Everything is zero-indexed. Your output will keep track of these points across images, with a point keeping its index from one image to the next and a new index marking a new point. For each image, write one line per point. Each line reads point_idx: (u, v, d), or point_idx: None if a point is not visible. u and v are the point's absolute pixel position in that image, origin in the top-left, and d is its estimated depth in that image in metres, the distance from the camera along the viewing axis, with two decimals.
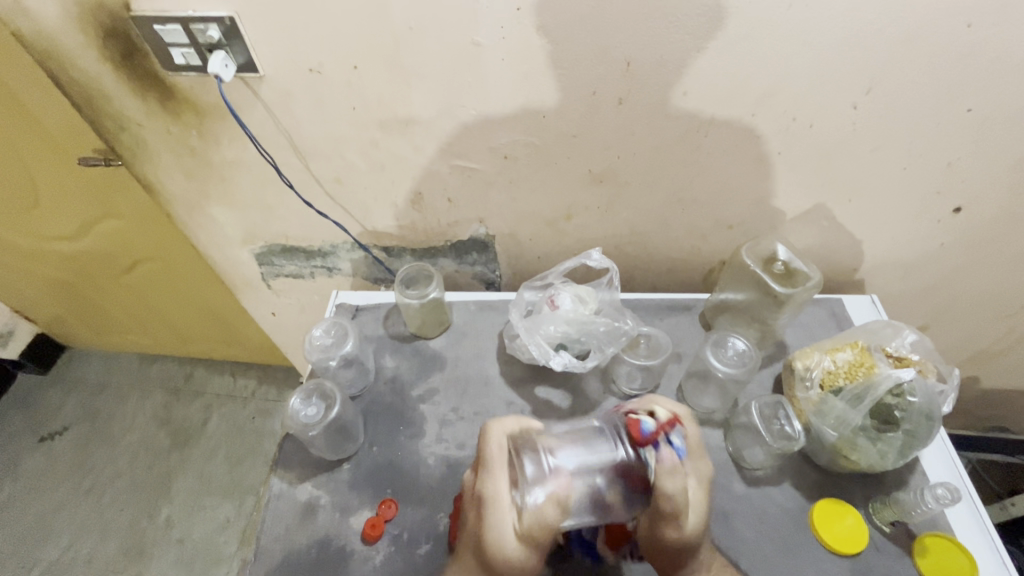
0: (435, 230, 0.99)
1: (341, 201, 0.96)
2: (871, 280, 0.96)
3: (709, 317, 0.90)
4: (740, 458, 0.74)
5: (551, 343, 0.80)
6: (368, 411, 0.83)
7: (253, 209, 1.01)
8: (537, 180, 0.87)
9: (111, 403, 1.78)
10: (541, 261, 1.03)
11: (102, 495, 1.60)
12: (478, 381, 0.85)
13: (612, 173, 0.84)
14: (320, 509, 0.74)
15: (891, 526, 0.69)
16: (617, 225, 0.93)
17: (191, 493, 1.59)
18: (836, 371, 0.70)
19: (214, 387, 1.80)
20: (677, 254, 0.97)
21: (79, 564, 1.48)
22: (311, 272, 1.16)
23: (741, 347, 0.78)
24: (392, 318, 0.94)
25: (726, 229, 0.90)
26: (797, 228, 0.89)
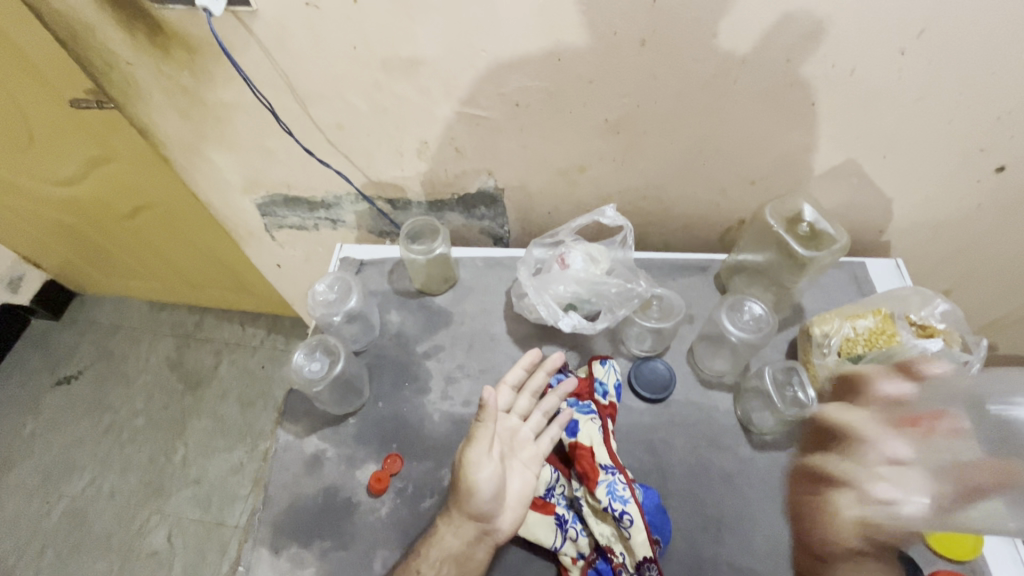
0: (442, 181, 0.95)
1: (345, 149, 0.91)
2: (897, 241, 0.92)
3: (724, 280, 0.86)
4: (748, 423, 0.74)
5: (560, 304, 0.77)
6: (374, 366, 0.82)
7: (252, 155, 0.96)
8: (551, 129, 0.82)
9: (123, 348, 1.81)
10: (552, 216, 0.99)
11: (120, 435, 1.65)
12: (484, 338, 0.84)
13: (631, 123, 0.78)
14: (326, 461, 0.75)
15: None
16: (633, 179, 0.88)
17: (205, 436, 1.64)
18: (856, 338, 0.68)
19: (223, 334, 1.81)
20: (694, 211, 0.93)
21: (101, 498, 1.55)
22: (315, 223, 1.13)
23: (758, 312, 0.75)
24: (397, 272, 0.91)
25: (748, 184, 0.86)
26: (823, 186, 0.84)
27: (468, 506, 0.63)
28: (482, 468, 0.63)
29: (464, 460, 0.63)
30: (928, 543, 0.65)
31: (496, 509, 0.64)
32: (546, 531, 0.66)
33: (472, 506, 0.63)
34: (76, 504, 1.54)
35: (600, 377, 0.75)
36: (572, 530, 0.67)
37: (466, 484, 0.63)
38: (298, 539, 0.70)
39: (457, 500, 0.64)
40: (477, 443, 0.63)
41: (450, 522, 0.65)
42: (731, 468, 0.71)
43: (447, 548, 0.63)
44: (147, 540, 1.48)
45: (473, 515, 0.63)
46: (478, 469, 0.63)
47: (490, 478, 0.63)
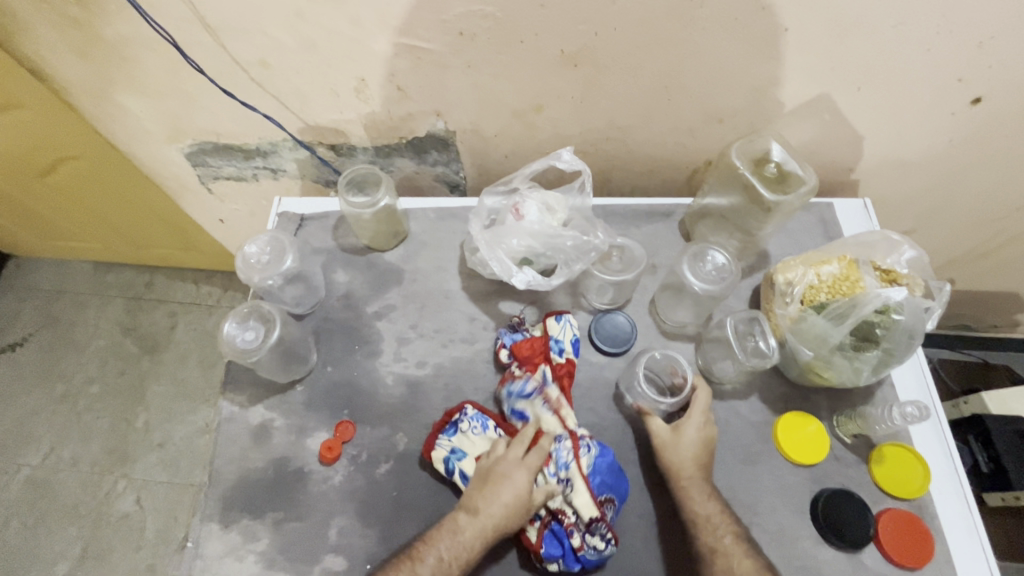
0: (386, 124, 0.87)
1: (273, 90, 0.81)
2: (866, 180, 0.89)
3: (688, 225, 0.82)
4: (708, 372, 0.73)
5: (514, 258, 0.71)
6: (320, 330, 0.77)
7: (170, 98, 0.86)
8: (501, 63, 0.73)
9: (69, 312, 1.71)
10: (509, 161, 0.92)
11: (75, 402, 1.59)
12: (438, 295, 0.80)
13: (588, 55, 0.71)
14: (274, 431, 0.71)
15: (852, 437, 0.69)
16: (595, 118, 0.82)
17: (166, 399, 1.59)
18: (819, 286, 0.65)
19: (177, 294, 1.72)
20: (660, 152, 0.87)
21: (64, 465, 1.51)
22: (253, 173, 1.03)
23: (721, 261, 0.72)
24: (342, 228, 0.84)
25: (715, 123, 0.80)
26: (794, 122, 0.79)
27: (496, 514, 0.60)
28: (510, 479, 0.62)
29: (493, 473, 0.63)
30: (877, 480, 0.67)
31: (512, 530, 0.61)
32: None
33: (497, 516, 0.60)
34: (37, 473, 1.50)
35: (556, 335, 0.71)
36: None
37: (494, 491, 0.61)
38: (249, 512, 0.67)
39: (485, 506, 0.60)
40: (510, 457, 0.63)
41: (472, 531, 0.59)
42: None
43: (459, 560, 0.58)
44: (116, 505, 1.46)
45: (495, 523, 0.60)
46: (509, 480, 0.62)
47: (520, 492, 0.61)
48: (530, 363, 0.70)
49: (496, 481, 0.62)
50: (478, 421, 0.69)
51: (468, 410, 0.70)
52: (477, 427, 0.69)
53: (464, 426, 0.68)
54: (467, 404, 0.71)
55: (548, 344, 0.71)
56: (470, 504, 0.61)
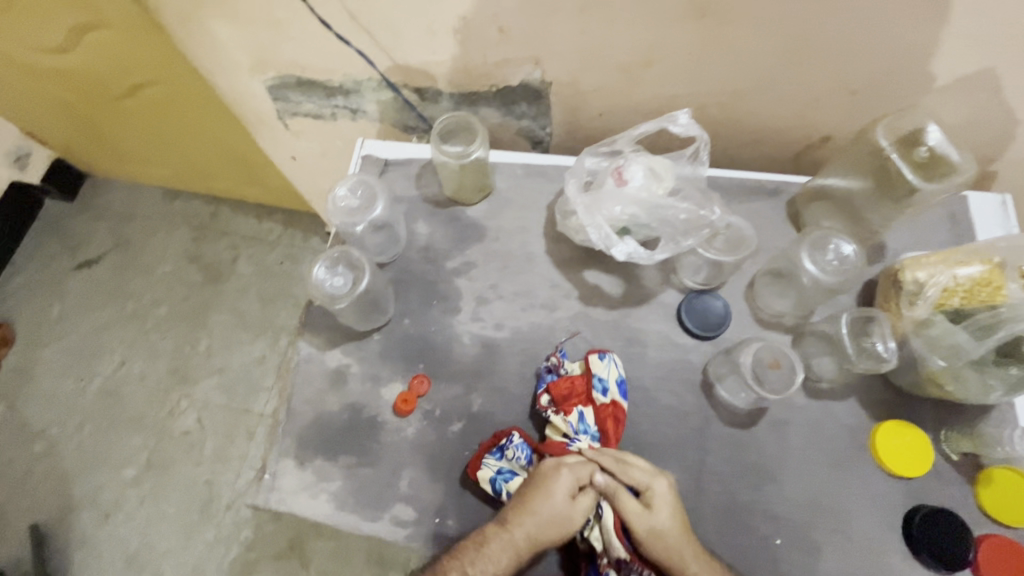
0: (479, 70, 0.81)
1: (366, 24, 0.77)
2: (1004, 174, 0.79)
3: (798, 207, 0.75)
4: (807, 367, 0.68)
5: (613, 226, 0.66)
6: (399, 281, 0.76)
7: (260, 25, 0.82)
8: (618, 9, 0.66)
9: (140, 235, 1.77)
10: (602, 119, 0.86)
11: (144, 322, 1.67)
12: (520, 257, 0.76)
13: (720, 5, 0.63)
14: (350, 377, 0.71)
15: (960, 455, 0.64)
16: (708, 79, 0.74)
17: (227, 328, 1.65)
18: (954, 290, 0.58)
19: (239, 227, 1.75)
20: (772, 122, 0.79)
21: (133, 380, 1.60)
22: (332, 112, 1.01)
23: (847, 251, 0.66)
24: (425, 177, 0.81)
25: (846, 94, 0.72)
26: (940, 99, 0.70)
27: (531, 527, 0.59)
28: (546, 495, 0.60)
29: (534, 486, 0.61)
30: (981, 502, 0.62)
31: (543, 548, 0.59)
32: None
33: (529, 530, 0.59)
34: (109, 384, 1.60)
35: (600, 374, 0.66)
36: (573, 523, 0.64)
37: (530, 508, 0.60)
38: (323, 453, 0.68)
39: (519, 520, 0.59)
40: (552, 472, 0.61)
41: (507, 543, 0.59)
42: (780, 414, 0.67)
43: (486, 570, 0.58)
44: (179, 422, 1.55)
45: (530, 538, 0.59)
46: (549, 495, 0.60)
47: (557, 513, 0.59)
48: (567, 403, 0.65)
49: (534, 497, 0.60)
50: (523, 451, 0.66)
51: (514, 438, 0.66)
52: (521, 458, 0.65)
53: (510, 453, 0.65)
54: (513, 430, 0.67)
55: (594, 385, 0.66)
56: (505, 513, 0.60)
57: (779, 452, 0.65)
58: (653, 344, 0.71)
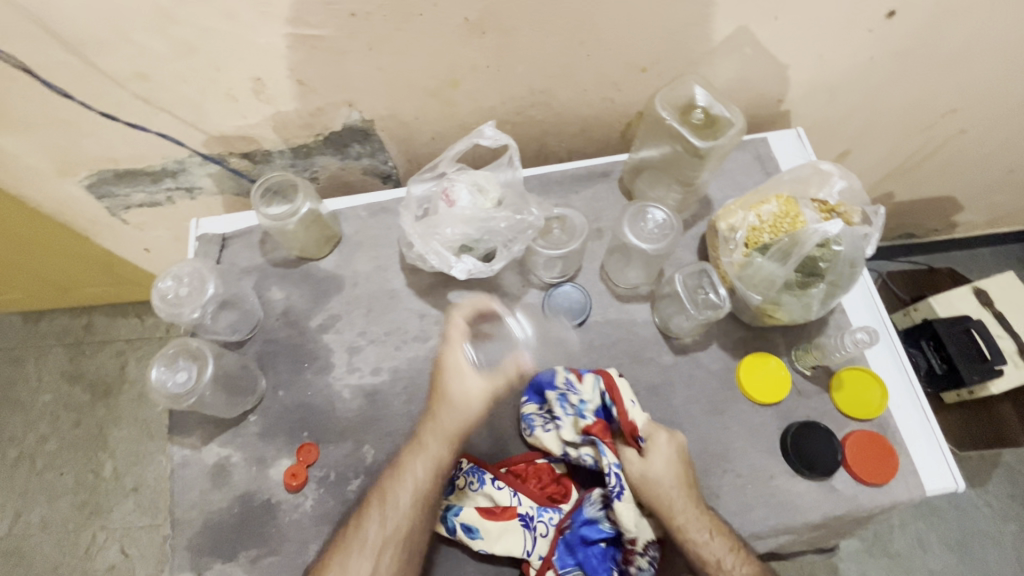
0: (298, 123, 0.80)
1: (162, 104, 0.74)
2: (797, 110, 0.88)
3: (628, 183, 0.80)
4: (667, 329, 0.72)
5: (451, 248, 0.67)
6: (264, 354, 0.73)
7: (48, 128, 0.77)
8: (404, 41, 0.68)
9: (6, 370, 1.60)
10: (437, 142, 0.88)
11: (34, 463, 1.51)
12: (383, 296, 0.76)
13: (494, 19, 0.66)
14: (233, 467, 0.68)
15: (812, 369, 0.70)
16: (515, 85, 0.78)
17: (132, 441, 1.52)
18: (761, 227, 0.64)
19: (121, 332, 1.62)
20: (588, 110, 0.84)
21: (35, 530, 1.44)
22: (167, 196, 0.96)
23: (661, 217, 0.70)
24: (269, 242, 0.78)
25: (639, 72, 0.77)
26: (719, 61, 0.77)
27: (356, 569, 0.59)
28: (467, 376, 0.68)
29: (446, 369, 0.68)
30: (838, 405, 0.68)
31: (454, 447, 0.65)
32: (514, 539, 0.61)
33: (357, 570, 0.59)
34: (9, 542, 1.43)
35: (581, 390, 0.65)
36: (540, 521, 0.62)
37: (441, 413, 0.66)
38: (220, 555, 0.64)
39: (428, 432, 0.65)
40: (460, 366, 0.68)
41: (412, 464, 0.63)
42: (656, 378, 0.70)
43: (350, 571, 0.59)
44: (100, 558, 1.41)
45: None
46: (457, 377, 0.67)
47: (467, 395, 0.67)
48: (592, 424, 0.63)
49: (438, 401, 0.67)
50: (474, 475, 0.65)
51: (464, 464, 0.66)
52: (474, 482, 0.65)
53: (461, 481, 0.66)
54: (461, 457, 0.67)
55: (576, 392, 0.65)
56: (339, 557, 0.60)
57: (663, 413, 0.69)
58: (528, 346, 0.73)
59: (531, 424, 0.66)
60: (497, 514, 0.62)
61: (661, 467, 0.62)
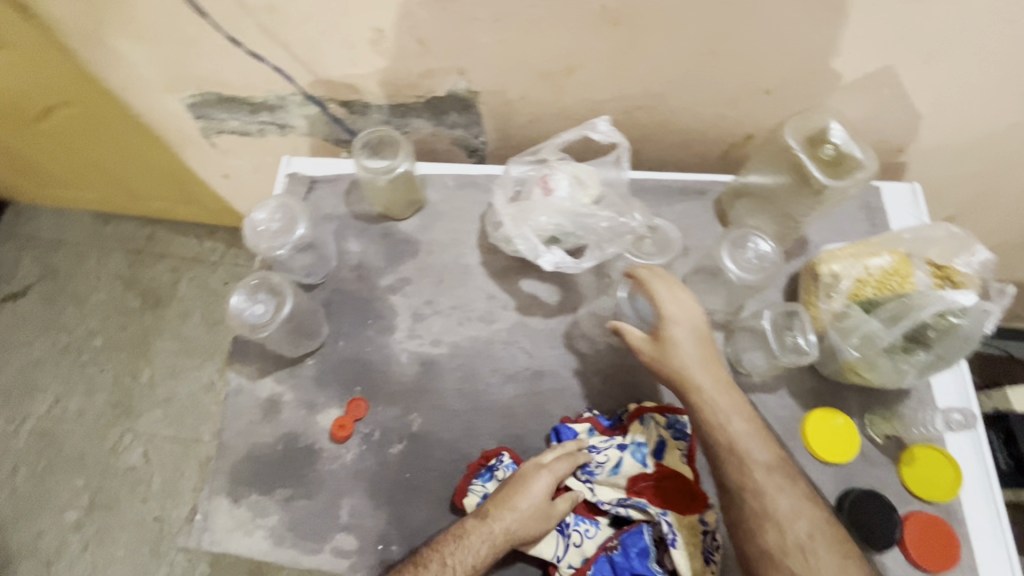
0: (404, 82, 0.80)
1: (281, 39, 0.74)
2: (916, 164, 0.83)
3: (725, 205, 0.77)
4: (737, 363, 0.70)
5: (541, 237, 0.66)
6: (332, 301, 0.73)
7: (168, 42, 0.78)
8: (533, 18, 0.66)
9: (70, 262, 1.68)
10: (534, 127, 0.86)
11: (80, 354, 1.58)
12: (456, 270, 0.75)
13: (631, 12, 0.64)
14: (283, 406, 0.69)
15: (885, 438, 0.67)
16: (631, 84, 0.75)
17: (171, 354, 1.58)
18: (867, 280, 0.60)
19: (179, 249, 1.67)
20: (698, 124, 0.81)
21: (69, 417, 1.52)
22: (259, 129, 0.97)
23: (765, 249, 0.67)
24: (355, 194, 0.79)
25: (762, 94, 0.74)
26: (851, 98, 0.72)
27: None
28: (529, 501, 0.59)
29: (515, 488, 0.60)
30: (906, 482, 0.64)
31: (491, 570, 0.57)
32: (547, 541, 0.59)
33: None
34: (45, 423, 1.52)
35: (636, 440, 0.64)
36: (575, 532, 0.61)
37: (483, 532, 0.57)
38: (257, 487, 0.65)
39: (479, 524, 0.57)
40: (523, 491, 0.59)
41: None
42: None
43: None
44: (123, 458, 1.48)
45: None
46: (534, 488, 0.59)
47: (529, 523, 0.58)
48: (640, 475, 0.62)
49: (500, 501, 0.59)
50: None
51: (505, 458, 0.65)
52: None
53: (500, 473, 0.64)
54: (503, 450, 0.66)
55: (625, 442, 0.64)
56: None
57: None
58: (591, 350, 0.71)
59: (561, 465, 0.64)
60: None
61: (674, 330, 0.61)
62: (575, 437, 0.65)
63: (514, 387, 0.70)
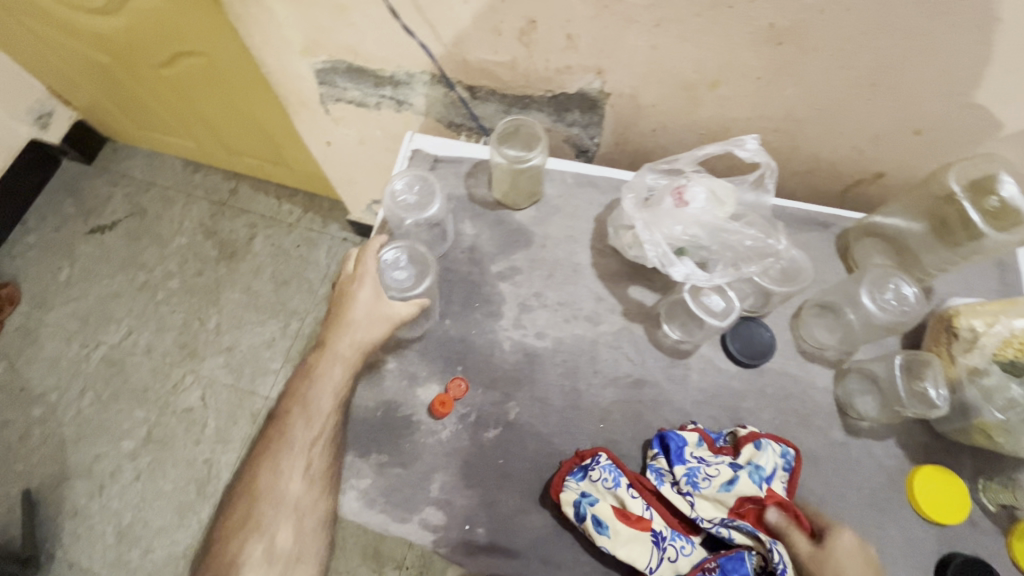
0: (538, 74, 0.80)
1: (432, 18, 0.76)
2: None
3: (849, 240, 0.75)
4: (848, 406, 0.67)
5: (673, 246, 0.65)
6: (442, 280, 0.75)
7: (320, 9, 0.81)
8: (694, 27, 0.66)
9: (157, 204, 1.76)
10: (655, 135, 0.85)
11: (155, 293, 1.65)
12: (566, 267, 0.75)
13: (800, 32, 0.62)
14: (386, 373, 0.70)
15: (997, 507, 0.64)
16: (772, 106, 0.74)
17: (239, 305, 1.63)
18: (1012, 340, 0.58)
19: (259, 207, 1.73)
20: (828, 155, 0.79)
21: (138, 351, 1.59)
22: (377, 102, 0.99)
23: (906, 293, 0.67)
24: (475, 178, 0.80)
25: (909, 133, 0.72)
26: (1006, 148, 0.69)
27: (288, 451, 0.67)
28: (357, 331, 0.67)
29: (344, 310, 0.68)
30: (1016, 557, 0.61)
31: (339, 411, 0.67)
32: (641, 550, 0.59)
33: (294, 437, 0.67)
34: (115, 353, 1.59)
35: (755, 462, 0.61)
36: (671, 547, 0.59)
37: (320, 374, 0.67)
38: (354, 448, 0.67)
39: (336, 341, 0.67)
40: (328, 355, 0.67)
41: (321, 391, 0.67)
42: (819, 450, 0.66)
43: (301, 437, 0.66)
44: (182, 397, 1.54)
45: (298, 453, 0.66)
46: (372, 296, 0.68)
47: (351, 348, 0.67)
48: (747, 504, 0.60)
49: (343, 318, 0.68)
50: (610, 473, 0.62)
51: (601, 458, 0.63)
52: (609, 480, 0.61)
53: (595, 473, 0.62)
54: (600, 450, 0.64)
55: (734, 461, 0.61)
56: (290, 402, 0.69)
57: (821, 492, 0.64)
58: (696, 367, 0.70)
59: (658, 477, 0.63)
60: (632, 522, 0.59)
61: (842, 557, 0.57)
62: (684, 446, 0.63)
63: (614, 391, 0.69)
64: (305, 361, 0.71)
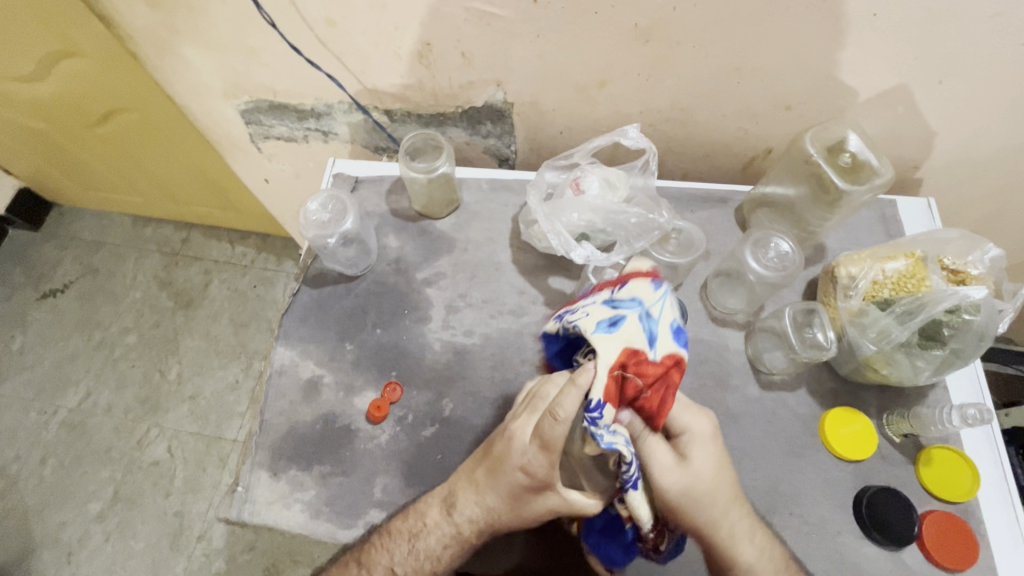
0: (445, 92, 0.86)
1: (336, 51, 0.81)
2: (930, 181, 0.86)
3: (745, 214, 0.82)
4: (758, 361, 0.72)
5: (573, 232, 0.72)
6: (371, 293, 0.78)
7: (232, 53, 0.85)
8: (570, 34, 0.72)
9: (108, 261, 1.76)
10: (563, 136, 0.91)
11: (112, 351, 1.64)
12: (488, 266, 0.80)
13: (662, 28, 0.69)
14: (323, 387, 0.73)
15: (901, 437, 0.69)
16: (659, 98, 0.80)
17: (200, 353, 1.63)
18: (884, 282, 0.64)
19: (212, 253, 1.75)
20: (719, 137, 0.86)
21: (99, 411, 1.57)
22: (304, 135, 1.04)
23: (784, 249, 0.73)
24: (396, 194, 0.84)
25: (782, 109, 0.79)
26: (867, 113, 0.77)
27: None
28: (496, 493, 0.59)
29: (501, 453, 0.58)
30: (924, 483, 0.66)
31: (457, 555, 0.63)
32: None
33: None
34: (74, 416, 1.56)
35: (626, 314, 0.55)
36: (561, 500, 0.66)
37: (429, 523, 0.61)
38: (296, 463, 0.69)
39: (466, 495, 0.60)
40: (458, 507, 0.60)
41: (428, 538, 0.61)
42: (738, 407, 0.70)
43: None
44: (148, 452, 1.52)
45: None
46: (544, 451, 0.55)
47: (487, 507, 0.60)
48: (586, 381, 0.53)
49: (498, 474, 0.58)
50: None
51: None
52: None
53: None
54: None
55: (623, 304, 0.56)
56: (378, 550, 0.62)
57: (742, 445, 0.68)
58: None
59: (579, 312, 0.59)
60: None
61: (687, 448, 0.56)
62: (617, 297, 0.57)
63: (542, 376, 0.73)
64: (405, 510, 0.64)
